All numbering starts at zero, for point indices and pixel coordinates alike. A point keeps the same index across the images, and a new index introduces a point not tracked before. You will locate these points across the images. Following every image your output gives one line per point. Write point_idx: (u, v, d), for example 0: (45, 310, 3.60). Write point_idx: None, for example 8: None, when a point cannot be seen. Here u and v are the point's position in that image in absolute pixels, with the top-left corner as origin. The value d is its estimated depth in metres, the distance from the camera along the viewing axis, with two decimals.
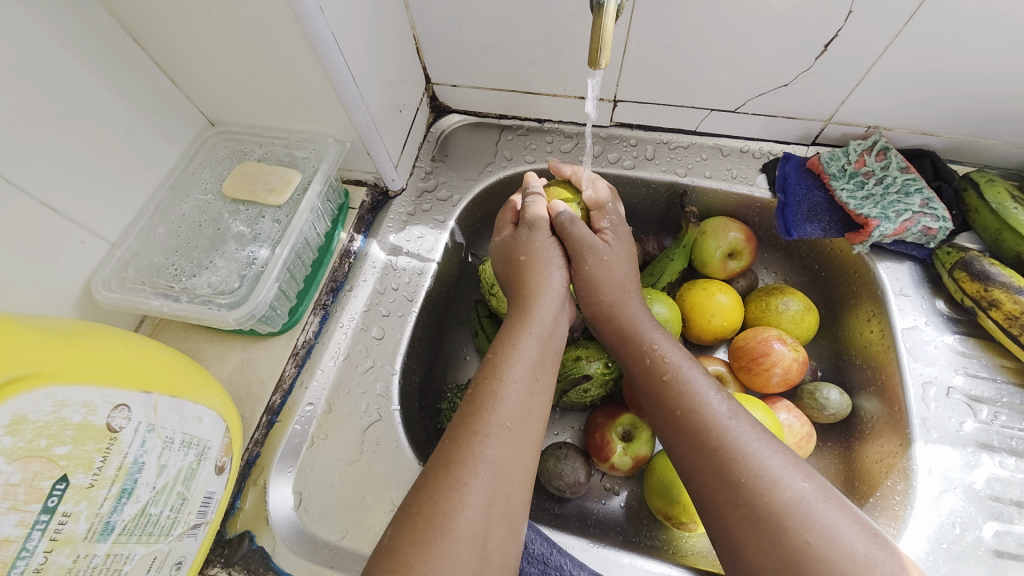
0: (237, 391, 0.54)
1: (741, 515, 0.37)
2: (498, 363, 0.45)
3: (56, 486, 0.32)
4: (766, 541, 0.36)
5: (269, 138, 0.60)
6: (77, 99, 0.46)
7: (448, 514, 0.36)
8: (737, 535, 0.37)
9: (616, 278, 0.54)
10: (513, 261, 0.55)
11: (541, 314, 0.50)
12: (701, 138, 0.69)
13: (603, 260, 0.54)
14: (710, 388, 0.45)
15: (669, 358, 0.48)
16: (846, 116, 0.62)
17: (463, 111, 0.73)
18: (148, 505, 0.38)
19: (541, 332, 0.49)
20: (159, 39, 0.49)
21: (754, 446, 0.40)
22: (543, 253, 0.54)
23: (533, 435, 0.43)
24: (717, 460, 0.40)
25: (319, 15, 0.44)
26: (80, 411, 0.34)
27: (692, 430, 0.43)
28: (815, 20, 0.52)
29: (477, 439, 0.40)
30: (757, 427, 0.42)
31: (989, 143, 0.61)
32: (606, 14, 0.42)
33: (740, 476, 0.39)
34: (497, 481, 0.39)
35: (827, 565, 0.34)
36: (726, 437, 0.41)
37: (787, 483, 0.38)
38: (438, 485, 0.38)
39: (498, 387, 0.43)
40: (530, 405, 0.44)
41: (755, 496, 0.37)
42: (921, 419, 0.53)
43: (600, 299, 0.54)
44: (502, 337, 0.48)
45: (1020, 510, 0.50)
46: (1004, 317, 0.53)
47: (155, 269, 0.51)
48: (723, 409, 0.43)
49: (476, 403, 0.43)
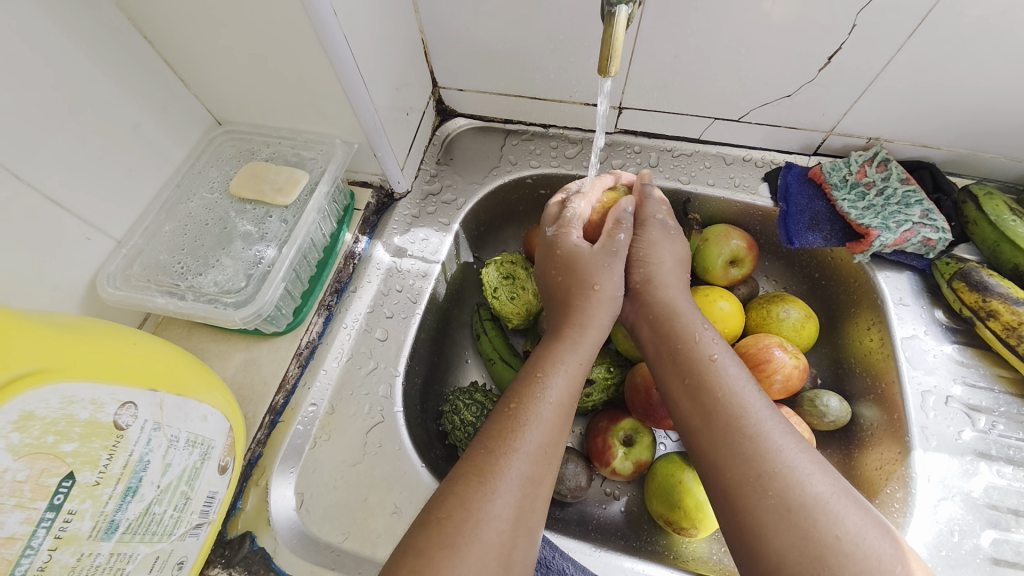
0: (240, 391, 0.54)
1: (768, 511, 0.37)
2: (539, 380, 0.45)
3: (62, 484, 0.32)
4: (796, 535, 0.36)
5: (276, 139, 0.60)
6: (86, 95, 0.46)
7: (478, 523, 0.36)
8: (760, 528, 0.37)
9: (678, 254, 0.55)
10: (584, 287, 0.51)
11: (594, 333, 0.49)
12: (704, 147, 0.69)
13: (668, 236, 0.56)
14: (746, 380, 0.45)
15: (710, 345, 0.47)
16: (848, 127, 0.63)
17: (469, 115, 0.74)
18: (152, 504, 0.38)
19: (585, 355, 0.48)
20: (170, 38, 0.49)
21: (784, 440, 0.40)
22: (614, 277, 0.52)
23: (561, 452, 0.43)
24: (751, 451, 0.40)
25: (333, 17, 0.45)
26: (87, 408, 0.34)
27: (728, 418, 0.42)
28: (818, 33, 0.52)
29: (513, 453, 0.40)
30: (787, 423, 0.42)
31: (988, 156, 0.62)
32: (618, 22, 0.42)
33: (772, 468, 0.39)
34: (527, 496, 0.39)
35: (851, 562, 0.34)
36: (760, 429, 0.41)
37: (815, 479, 0.38)
38: (467, 491, 0.38)
39: (537, 404, 0.43)
40: (563, 424, 0.44)
41: (786, 488, 0.38)
42: (920, 427, 0.54)
43: (655, 272, 0.53)
44: (542, 355, 0.48)
45: (1018, 518, 0.51)
46: (1002, 327, 0.54)
47: (160, 267, 0.51)
48: (757, 401, 0.43)
49: (508, 416, 0.43)
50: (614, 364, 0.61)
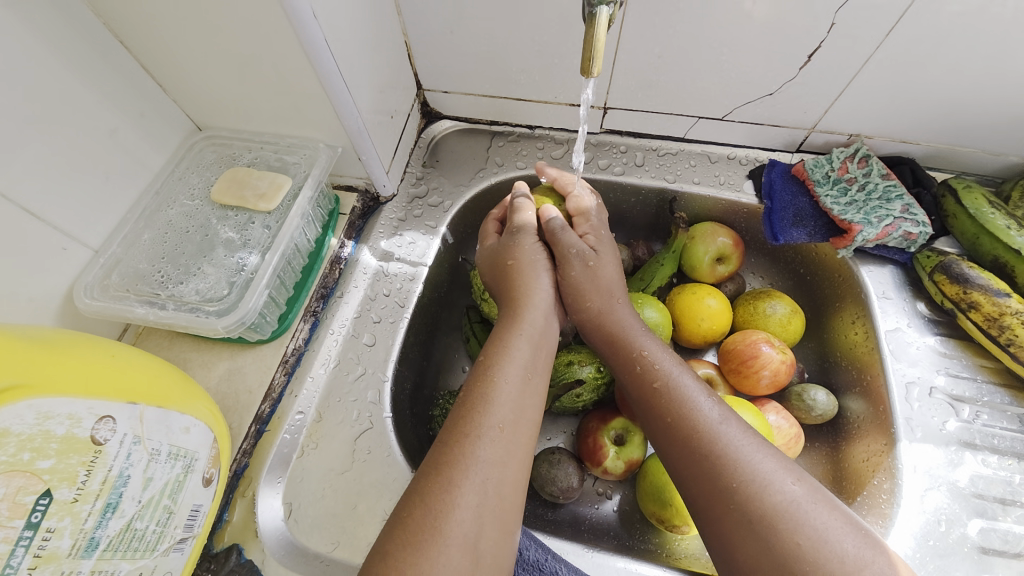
0: (225, 401, 0.53)
1: (733, 519, 0.38)
2: (489, 364, 0.45)
3: (39, 501, 0.31)
4: (757, 545, 0.37)
5: (259, 143, 0.59)
6: (61, 102, 0.45)
7: (439, 516, 0.36)
8: (733, 542, 0.38)
9: (603, 284, 0.54)
10: (502, 267, 0.55)
11: (530, 315, 0.50)
12: (689, 145, 0.70)
13: (590, 265, 0.54)
14: (700, 394, 0.45)
15: (660, 363, 0.48)
16: (830, 124, 0.63)
17: (454, 117, 0.73)
18: (134, 519, 0.37)
19: (531, 333, 0.49)
20: (148, 43, 0.48)
21: (744, 449, 0.41)
22: (529, 257, 0.54)
23: (525, 434, 0.43)
24: (708, 466, 0.41)
25: (312, 20, 0.44)
26: (64, 423, 0.33)
27: (681, 438, 0.43)
28: (799, 32, 0.53)
29: (468, 441, 0.40)
30: (747, 431, 0.42)
31: (966, 151, 0.63)
32: (598, 24, 0.42)
33: (731, 481, 0.39)
34: (489, 483, 0.39)
35: (814, 567, 0.35)
36: (717, 441, 0.41)
37: (778, 487, 0.38)
38: (429, 489, 0.38)
39: (491, 390, 0.43)
40: (521, 406, 0.44)
41: (746, 499, 0.38)
42: (905, 419, 0.55)
43: (587, 307, 0.54)
44: (494, 342, 0.48)
45: (1003, 506, 0.52)
46: (984, 318, 0.55)
47: (140, 277, 0.50)
48: (713, 414, 0.43)
49: (466, 407, 0.42)
50: (604, 363, 0.60)
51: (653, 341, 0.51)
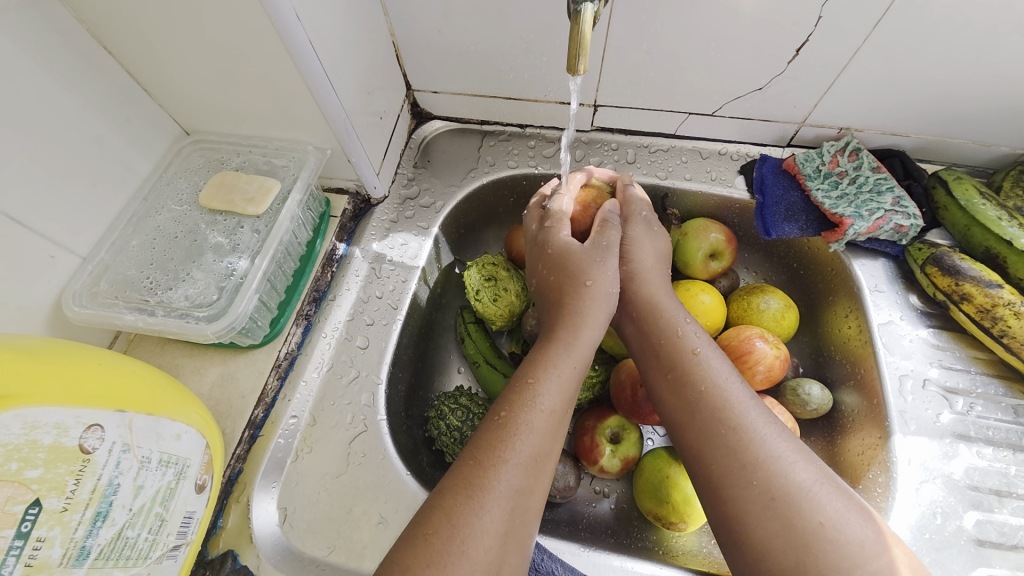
0: (218, 406, 0.52)
1: (752, 499, 0.38)
2: (535, 392, 0.44)
3: (29, 511, 0.31)
4: (780, 524, 0.36)
5: (247, 147, 0.59)
6: (45, 108, 0.45)
7: (466, 539, 0.36)
8: (743, 513, 0.38)
9: (661, 251, 0.56)
10: (575, 284, 0.50)
11: (587, 340, 0.48)
12: (680, 142, 0.70)
13: (651, 231, 0.56)
14: (730, 372, 0.45)
15: (692, 337, 0.47)
16: (819, 118, 0.63)
17: (444, 117, 0.73)
18: (126, 527, 0.36)
19: (581, 362, 0.47)
20: (132, 48, 0.48)
21: (768, 430, 0.41)
22: (608, 287, 0.50)
23: (553, 460, 0.43)
24: (736, 440, 0.40)
25: (296, 22, 0.44)
26: (51, 432, 0.32)
27: (711, 410, 0.42)
28: (786, 27, 0.53)
29: (502, 466, 0.39)
30: (773, 414, 0.42)
31: (956, 142, 0.63)
32: (584, 20, 0.42)
33: (755, 458, 0.39)
34: (516, 509, 0.39)
35: (834, 547, 0.35)
36: (744, 416, 0.41)
37: (800, 467, 0.39)
38: (454, 507, 0.37)
39: (528, 414, 0.42)
40: (555, 432, 0.43)
41: (770, 478, 0.38)
42: (899, 412, 0.55)
43: (638, 262, 0.54)
44: (536, 361, 0.46)
45: (998, 498, 0.52)
46: (976, 310, 0.55)
47: (128, 283, 0.50)
48: (742, 392, 0.43)
49: (498, 428, 0.42)
50: (597, 363, 0.61)
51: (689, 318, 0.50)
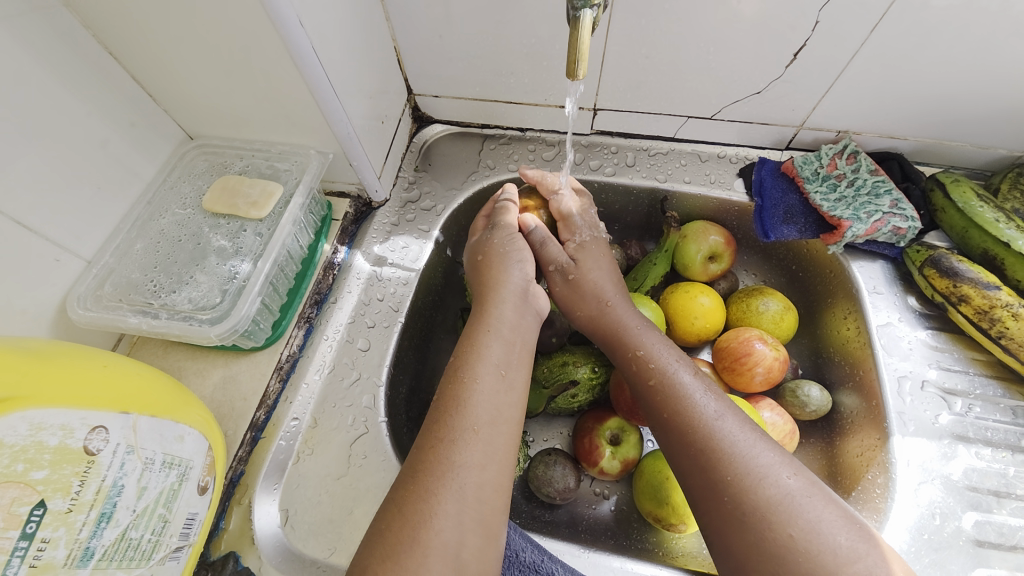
0: (220, 408, 0.53)
1: (725, 511, 0.39)
2: (459, 365, 0.45)
3: (34, 512, 0.31)
4: (752, 536, 0.37)
5: (250, 151, 0.59)
6: (50, 113, 0.45)
7: (417, 526, 0.36)
8: (719, 526, 0.39)
9: (586, 290, 0.56)
10: (473, 262, 0.57)
11: (499, 312, 0.50)
12: (679, 145, 0.70)
13: (572, 277, 0.57)
14: (697, 391, 0.45)
15: (655, 360, 0.48)
16: (818, 121, 0.64)
17: (445, 121, 0.74)
18: (129, 528, 0.37)
19: (501, 331, 0.48)
20: (137, 54, 0.49)
21: (741, 444, 0.41)
22: (500, 249, 0.55)
23: (503, 431, 0.42)
24: (705, 459, 0.41)
25: (299, 29, 0.45)
26: (57, 434, 0.33)
27: (678, 433, 0.43)
28: (784, 31, 0.54)
29: (442, 446, 0.40)
30: (747, 427, 0.42)
31: (954, 145, 0.64)
32: (583, 26, 0.42)
33: (725, 476, 0.39)
34: (468, 486, 0.39)
35: (808, 560, 0.35)
36: (713, 436, 0.41)
37: (774, 480, 0.38)
38: (407, 498, 0.38)
39: (463, 391, 0.43)
40: (500, 404, 0.43)
41: (741, 493, 0.38)
42: (898, 413, 0.55)
43: (576, 314, 0.56)
44: (464, 340, 0.48)
45: (997, 499, 0.52)
46: (974, 312, 0.55)
47: (133, 286, 0.50)
48: (710, 410, 0.43)
49: (442, 410, 0.42)
50: (599, 364, 0.60)
51: (651, 338, 0.51)
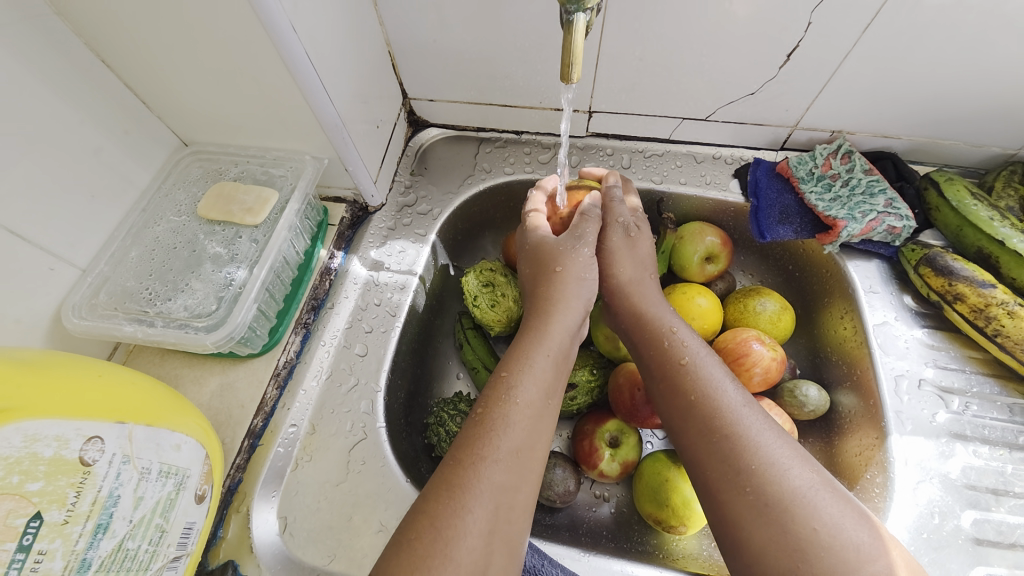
0: (217, 416, 0.52)
1: (747, 503, 0.38)
2: (510, 385, 0.44)
3: (30, 524, 0.31)
4: (775, 528, 0.36)
5: (245, 157, 0.59)
6: (42, 121, 0.45)
7: (449, 541, 0.36)
8: (737, 517, 0.38)
9: (640, 255, 0.56)
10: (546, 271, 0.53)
11: (557, 332, 0.49)
12: (674, 146, 0.70)
13: (631, 237, 0.56)
14: (726, 380, 0.45)
15: (683, 343, 0.48)
16: (811, 122, 0.64)
17: (441, 124, 0.74)
18: (126, 539, 0.36)
19: (557, 357, 0.48)
20: (130, 61, 0.48)
21: (767, 437, 0.40)
22: (580, 274, 0.53)
23: (538, 458, 0.42)
24: (730, 447, 0.40)
25: (293, 36, 0.45)
26: (51, 445, 0.32)
27: (703, 420, 0.43)
28: (775, 33, 0.54)
29: (482, 464, 0.39)
30: (771, 419, 0.42)
31: (947, 144, 0.64)
32: (576, 30, 0.42)
33: (748, 466, 0.39)
34: (500, 508, 0.38)
35: (828, 554, 0.35)
36: (738, 425, 0.41)
37: (795, 473, 0.38)
38: (438, 509, 0.37)
39: (509, 411, 0.42)
40: (537, 430, 0.43)
41: (764, 484, 0.38)
42: (895, 412, 0.55)
43: (617, 275, 0.55)
44: (515, 356, 0.47)
45: (996, 497, 0.52)
46: (970, 310, 0.56)
47: (128, 294, 0.50)
48: (737, 399, 0.43)
49: (480, 424, 0.42)
50: (596, 367, 0.62)
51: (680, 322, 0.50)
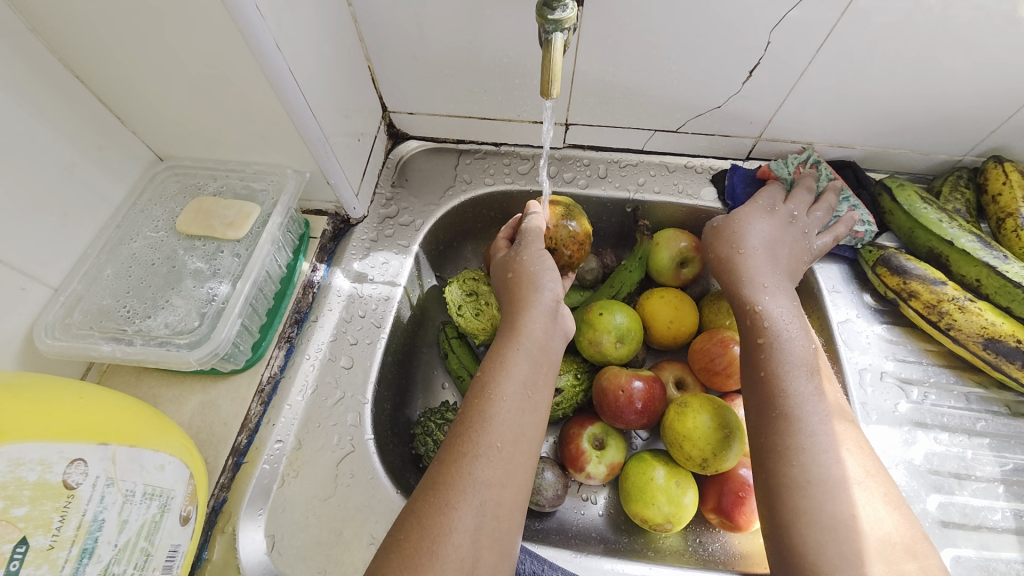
0: (199, 435, 0.51)
1: (792, 476, 0.43)
2: (486, 382, 0.45)
3: (16, 550, 0.30)
4: (813, 503, 0.41)
5: (223, 172, 0.58)
6: (14, 138, 0.44)
7: (435, 539, 0.37)
8: (778, 484, 0.43)
9: (756, 232, 0.57)
10: (502, 280, 0.55)
11: (529, 327, 0.49)
12: (647, 157, 0.73)
13: (734, 221, 0.59)
14: (802, 367, 0.47)
15: (770, 322, 0.50)
16: (773, 133, 0.68)
17: (420, 137, 0.75)
18: (111, 564, 0.36)
19: (530, 349, 0.47)
20: (105, 77, 0.48)
21: (826, 425, 0.44)
22: (530, 268, 0.53)
23: (524, 451, 0.42)
24: (788, 427, 0.45)
25: (276, 52, 0.45)
26: (35, 469, 0.32)
27: (769, 394, 0.47)
28: (739, 50, 0.57)
29: (467, 461, 0.40)
30: (836, 412, 0.46)
31: (897, 152, 0.69)
32: (555, 48, 0.44)
33: (800, 444, 0.43)
34: (488, 504, 0.39)
35: (857, 535, 0.39)
36: (800, 409, 0.45)
37: (842, 463, 0.43)
38: (425, 510, 0.38)
39: (487, 406, 0.43)
40: (521, 423, 0.43)
41: (810, 466, 0.42)
42: (862, 403, 0.59)
43: (717, 250, 0.59)
44: (494, 355, 0.47)
45: (958, 480, 0.56)
46: (924, 306, 0.60)
47: (104, 313, 0.49)
48: (807, 387, 0.46)
49: (465, 423, 0.43)
50: (581, 371, 0.64)
51: (773, 300, 0.52)
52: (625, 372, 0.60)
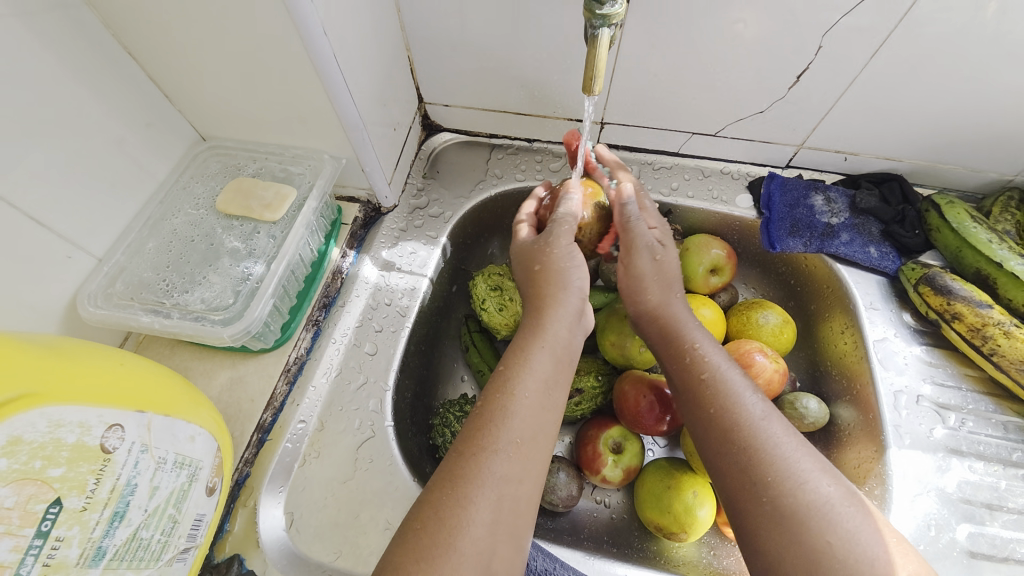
0: (227, 410, 0.53)
1: (763, 513, 0.39)
2: (508, 376, 0.44)
3: (50, 510, 0.31)
4: (790, 538, 0.37)
5: (263, 154, 0.60)
6: (67, 111, 0.45)
7: (453, 531, 0.37)
8: (756, 524, 0.39)
9: (668, 272, 0.54)
10: (528, 271, 0.54)
11: (553, 325, 0.48)
12: (683, 160, 0.72)
13: (658, 259, 0.54)
14: (747, 392, 0.44)
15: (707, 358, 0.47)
16: (817, 142, 0.66)
17: (454, 129, 0.75)
18: (140, 529, 0.37)
19: (553, 348, 0.47)
20: (157, 56, 0.49)
21: (788, 449, 0.40)
22: (560, 264, 0.52)
23: (541, 447, 0.42)
24: (748, 460, 0.41)
25: (322, 37, 0.46)
26: (74, 432, 0.33)
27: (722, 431, 0.43)
28: (787, 54, 0.56)
29: (483, 455, 0.40)
30: (789, 432, 0.42)
31: (948, 168, 0.66)
32: (600, 44, 0.44)
33: (765, 478, 0.39)
34: (504, 498, 0.39)
35: (843, 564, 0.36)
36: (757, 437, 0.41)
37: (812, 486, 0.39)
38: (441, 502, 0.38)
39: (508, 403, 0.43)
40: (540, 419, 0.43)
41: (779, 497, 0.38)
42: (894, 426, 0.57)
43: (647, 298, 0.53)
44: (514, 351, 0.47)
45: (991, 511, 0.54)
46: (967, 329, 0.57)
47: (144, 285, 0.50)
48: (757, 411, 0.43)
49: (483, 416, 0.42)
50: (601, 374, 0.63)
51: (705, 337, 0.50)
52: (646, 380, 0.59)
